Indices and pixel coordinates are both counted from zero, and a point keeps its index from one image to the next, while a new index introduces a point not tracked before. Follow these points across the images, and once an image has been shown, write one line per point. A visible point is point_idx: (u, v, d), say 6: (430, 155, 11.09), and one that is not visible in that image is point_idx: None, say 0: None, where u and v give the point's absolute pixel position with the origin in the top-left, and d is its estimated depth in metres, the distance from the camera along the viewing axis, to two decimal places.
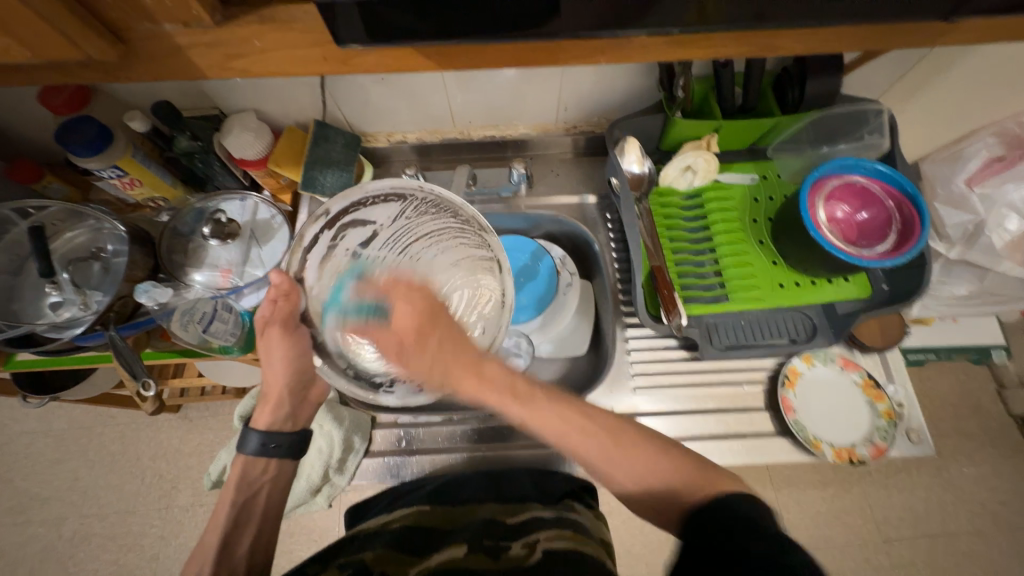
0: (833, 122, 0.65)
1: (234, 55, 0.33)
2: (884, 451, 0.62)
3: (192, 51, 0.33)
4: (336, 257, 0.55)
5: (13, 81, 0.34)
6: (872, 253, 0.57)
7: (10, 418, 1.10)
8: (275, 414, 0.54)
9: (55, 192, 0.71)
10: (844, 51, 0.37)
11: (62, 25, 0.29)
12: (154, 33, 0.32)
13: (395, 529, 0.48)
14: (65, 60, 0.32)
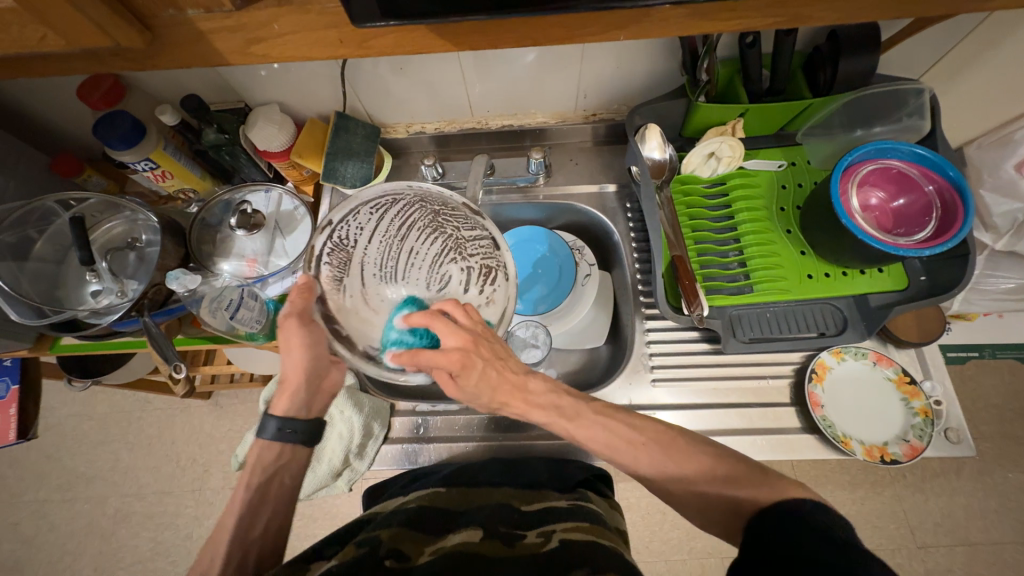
0: (868, 104, 0.62)
1: (254, 40, 0.34)
2: (921, 450, 0.58)
3: (214, 36, 0.34)
4: (331, 272, 0.46)
5: (51, 71, 0.35)
6: (910, 241, 0.54)
7: (58, 400, 1.17)
8: (292, 402, 0.50)
9: (94, 185, 0.74)
10: (882, 20, 0.35)
11: (94, 13, 0.30)
12: (178, 19, 0.33)
13: (410, 507, 0.49)
14: (98, 48, 0.33)
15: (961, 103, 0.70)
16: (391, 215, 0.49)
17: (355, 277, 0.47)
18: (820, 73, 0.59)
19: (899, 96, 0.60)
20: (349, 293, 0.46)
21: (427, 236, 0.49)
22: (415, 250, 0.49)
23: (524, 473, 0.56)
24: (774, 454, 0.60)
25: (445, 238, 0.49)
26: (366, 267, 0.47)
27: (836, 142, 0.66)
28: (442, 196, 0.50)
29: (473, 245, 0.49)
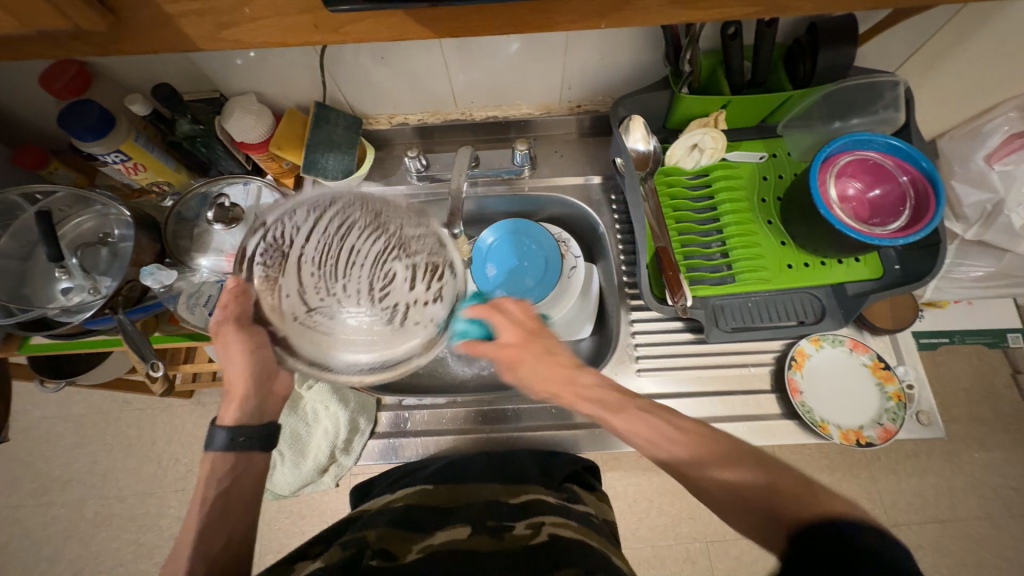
0: (846, 96, 0.63)
1: (225, 24, 0.33)
2: (894, 433, 0.60)
3: (182, 20, 0.32)
4: (268, 277, 0.43)
5: (8, 56, 0.34)
6: (885, 231, 0.56)
7: (30, 402, 1.13)
8: (242, 409, 0.50)
9: (61, 178, 0.71)
10: (857, 11, 0.35)
11: None
12: (142, 3, 0.31)
13: (399, 507, 0.49)
14: (58, 32, 0.31)
15: (934, 96, 0.72)
16: (330, 215, 0.44)
17: (290, 278, 0.43)
18: (801, 65, 0.60)
19: (875, 88, 0.61)
20: (287, 296, 0.43)
21: (367, 235, 0.44)
22: (355, 248, 0.44)
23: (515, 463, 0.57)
24: (755, 440, 0.61)
25: (385, 235, 0.44)
26: (304, 267, 0.43)
27: (815, 134, 0.67)
28: (382, 199, 0.46)
29: (419, 242, 0.45)
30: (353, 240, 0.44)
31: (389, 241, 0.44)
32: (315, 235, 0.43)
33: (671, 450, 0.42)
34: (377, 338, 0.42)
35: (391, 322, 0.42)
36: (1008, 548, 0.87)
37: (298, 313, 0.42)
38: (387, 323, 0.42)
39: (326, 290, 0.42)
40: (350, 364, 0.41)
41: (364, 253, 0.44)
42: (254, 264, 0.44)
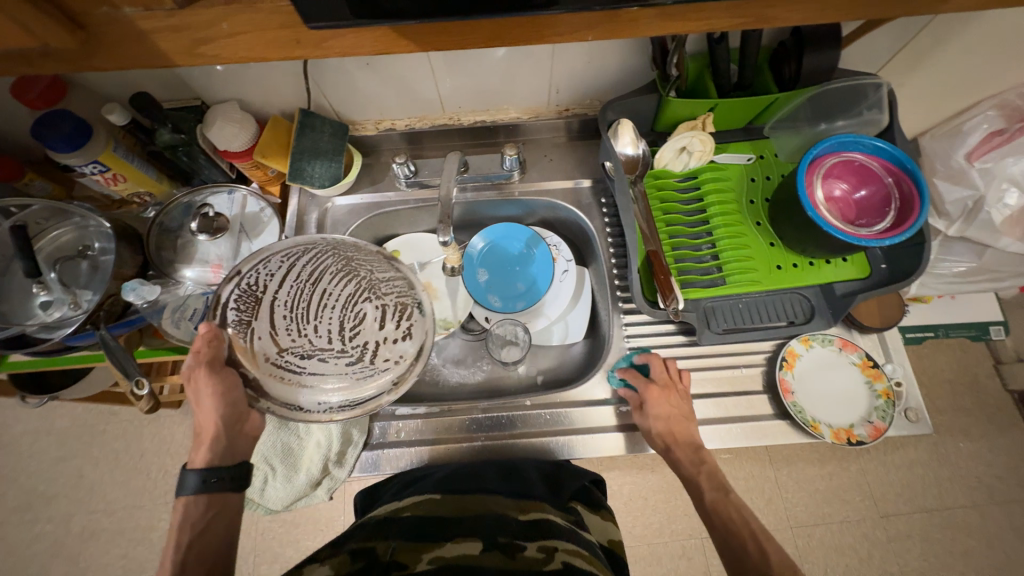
0: (831, 98, 0.63)
1: (202, 40, 0.32)
2: (884, 430, 0.61)
3: (157, 35, 0.32)
4: (241, 322, 0.44)
5: None
6: (870, 232, 0.56)
7: (12, 417, 1.10)
8: (213, 450, 0.47)
9: (38, 189, 0.69)
10: (842, 20, 0.35)
11: (17, 14, 0.27)
12: (114, 18, 0.30)
13: (407, 517, 0.48)
14: (25, 49, 0.30)
15: (916, 96, 0.73)
16: (302, 262, 0.47)
17: (264, 322, 0.45)
18: (786, 68, 0.60)
19: (859, 89, 0.62)
20: (259, 340, 0.45)
21: (337, 281, 0.48)
22: (325, 292, 0.47)
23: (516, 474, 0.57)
24: (749, 440, 0.61)
25: (354, 280, 0.48)
26: (276, 311, 0.45)
27: (801, 135, 0.68)
28: (355, 242, 0.49)
29: (388, 285, 0.49)
30: (323, 285, 0.47)
31: (357, 285, 0.48)
32: (288, 280, 0.46)
33: (744, 544, 0.47)
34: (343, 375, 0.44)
35: (358, 359, 0.45)
36: (994, 535, 0.89)
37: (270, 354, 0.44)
38: (354, 360, 0.45)
39: (297, 330, 0.45)
40: (321, 405, 0.43)
41: (333, 296, 0.47)
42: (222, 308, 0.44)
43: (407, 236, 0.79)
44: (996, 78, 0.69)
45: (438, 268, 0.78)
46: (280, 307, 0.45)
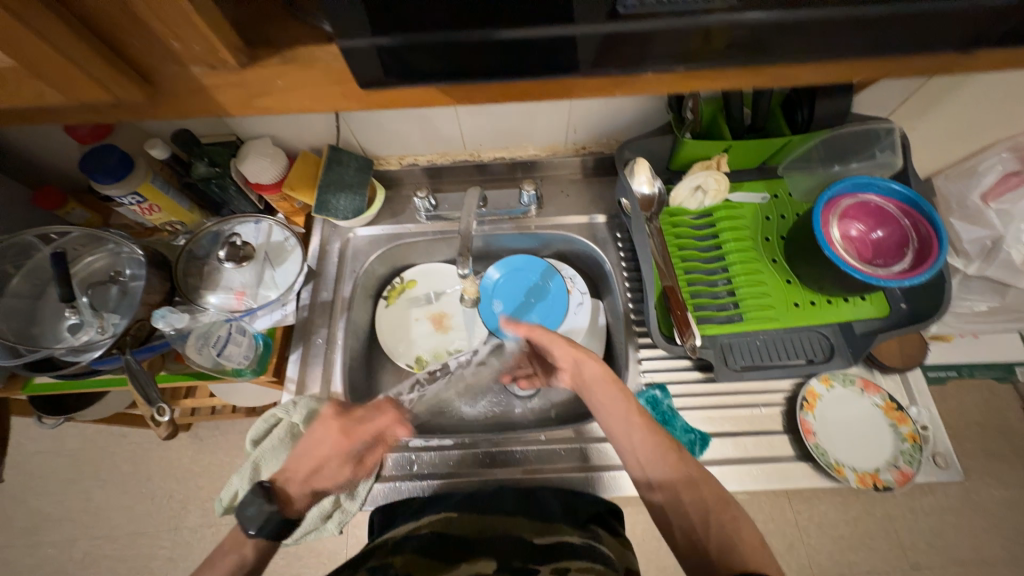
0: (843, 141, 0.65)
1: (257, 94, 0.34)
2: (911, 476, 0.58)
3: (217, 90, 0.34)
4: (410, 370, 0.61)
5: (45, 122, 0.35)
6: (888, 272, 0.56)
7: (26, 436, 1.11)
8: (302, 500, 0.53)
9: (77, 218, 0.73)
10: (859, 80, 0.37)
11: (95, 73, 0.30)
12: (180, 76, 0.33)
13: (423, 534, 0.50)
14: (95, 102, 0.33)
15: (928, 140, 0.74)
16: None
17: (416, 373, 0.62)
18: (799, 112, 0.62)
19: (872, 133, 0.64)
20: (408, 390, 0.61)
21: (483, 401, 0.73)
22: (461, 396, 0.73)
23: (528, 500, 0.56)
24: (771, 484, 0.59)
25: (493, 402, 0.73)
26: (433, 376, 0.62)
27: (816, 175, 0.69)
28: None
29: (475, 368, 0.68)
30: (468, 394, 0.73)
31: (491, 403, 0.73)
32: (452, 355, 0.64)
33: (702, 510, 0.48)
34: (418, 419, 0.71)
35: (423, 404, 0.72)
36: None
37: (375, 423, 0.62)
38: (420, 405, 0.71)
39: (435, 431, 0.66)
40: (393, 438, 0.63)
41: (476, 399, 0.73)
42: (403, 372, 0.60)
43: (424, 266, 0.81)
44: (1008, 123, 0.70)
45: (453, 298, 0.80)
46: None
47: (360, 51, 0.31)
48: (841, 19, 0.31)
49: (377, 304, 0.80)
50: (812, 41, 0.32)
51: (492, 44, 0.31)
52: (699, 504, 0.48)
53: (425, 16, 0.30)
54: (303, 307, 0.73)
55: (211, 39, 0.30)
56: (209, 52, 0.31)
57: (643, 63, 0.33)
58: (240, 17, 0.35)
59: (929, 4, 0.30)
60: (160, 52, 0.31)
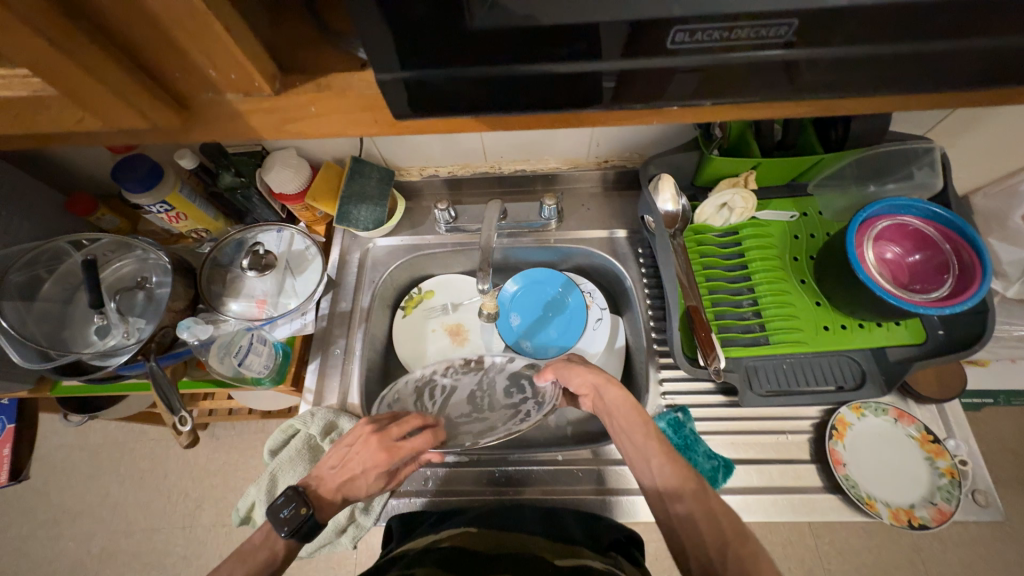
0: (879, 160, 0.63)
1: (289, 120, 0.35)
2: (951, 514, 0.55)
3: (251, 115, 0.34)
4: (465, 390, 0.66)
5: (82, 142, 0.36)
6: (926, 298, 0.54)
7: (50, 430, 1.14)
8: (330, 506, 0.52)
9: (107, 223, 0.75)
10: (907, 110, 0.35)
11: (135, 100, 0.30)
12: (215, 102, 0.34)
13: (443, 547, 0.50)
14: (133, 127, 0.33)
15: (968, 158, 0.71)
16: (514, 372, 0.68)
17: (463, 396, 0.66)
18: (832, 130, 0.60)
19: (910, 153, 0.61)
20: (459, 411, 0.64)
21: (509, 421, 0.61)
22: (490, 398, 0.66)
23: (546, 521, 0.55)
24: (797, 515, 0.57)
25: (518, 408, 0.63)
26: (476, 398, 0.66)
27: (849, 195, 0.67)
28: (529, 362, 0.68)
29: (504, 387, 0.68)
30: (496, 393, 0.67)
31: (521, 415, 0.61)
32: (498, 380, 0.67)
33: (718, 539, 0.44)
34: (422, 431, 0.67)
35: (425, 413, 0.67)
36: None
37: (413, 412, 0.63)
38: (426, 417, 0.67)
39: (468, 432, 0.61)
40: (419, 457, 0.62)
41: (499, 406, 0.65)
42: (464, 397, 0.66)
43: (442, 277, 0.81)
44: None
45: (470, 309, 0.79)
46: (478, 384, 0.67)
47: (392, 85, 0.30)
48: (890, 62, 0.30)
49: (395, 314, 0.80)
50: (869, 78, 0.30)
51: (529, 79, 0.30)
52: (716, 533, 0.45)
53: (455, 53, 0.29)
54: (322, 316, 0.73)
55: (247, 67, 0.31)
56: (244, 80, 0.32)
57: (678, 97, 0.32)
58: (275, 43, 0.36)
59: (998, 40, 0.28)
60: (198, 79, 0.32)
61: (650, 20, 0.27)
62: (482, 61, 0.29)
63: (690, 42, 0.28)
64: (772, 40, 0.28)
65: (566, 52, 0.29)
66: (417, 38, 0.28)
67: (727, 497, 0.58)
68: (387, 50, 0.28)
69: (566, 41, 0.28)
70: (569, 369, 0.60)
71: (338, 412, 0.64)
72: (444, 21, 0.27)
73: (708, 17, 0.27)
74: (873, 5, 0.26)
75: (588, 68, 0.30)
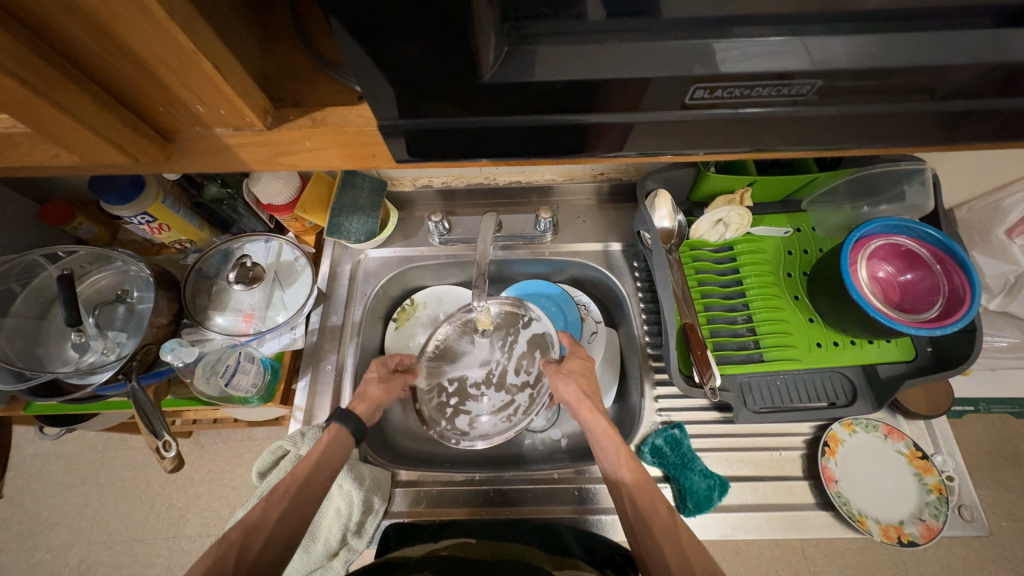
0: (870, 180, 0.63)
1: (280, 153, 0.35)
2: (938, 531, 0.56)
3: (241, 148, 0.35)
4: (480, 358, 0.69)
5: (62, 169, 0.35)
6: (917, 320, 0.54)
7: (25, 438, 1.10)
8: (367, 409, 0.60)
9: (85, 232, 0.71)
10: (908, 146, 0.35)
11: (115, 137, 0.30)
12: (203, 135, 0.34)
13: (443, 556, 0.48)
14: (112, 160, 0.33)
15: (955, 176, 0.73)
16: (512, 346, 0.69)
17: (479, 363, 0.69)
18: None
19: (901, 173, 0.62)
20: (474, 379, 0.68)
21: (500, 411, 0.66)
22: (503, 370, 0.68)
23: (545, 534, 0.54)
24: (790, 532, 0.58)
25: (514, 397, 0.67)
26: (487, 366, 0.69)
27: (842, 212, 0.67)
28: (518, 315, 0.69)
29: (511, 358, 0.69)
30: (510, 365, 0.69)
31: (510, 412, 0.65)
32: (502, 350, 0.69)
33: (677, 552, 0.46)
34: (437, 399, 0.67)
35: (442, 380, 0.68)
36: None
37: (439, 368, 0.68)
38: (440, 381, 0.68)
39: (469, 407, 0.67)
40: (439, 420, 0.65)
41: (504, 385, 0.68)
42: (481, 365, 0.69)
43: (435, 289, 0.79)
44: None
45: None
46: (491, 352, 0.69)
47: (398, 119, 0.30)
48: (865, 111, 0.32)
49: (387, 326, 0.78)
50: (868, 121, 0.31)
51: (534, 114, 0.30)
52: (676, 546, 0.47)
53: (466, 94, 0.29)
54: (312, 331, 0.71)
55: (239, 106, 0.31)
56: (236, 117, 0.32)
57: (671, 137, 0.34)
58: (266, 71, 0.35)
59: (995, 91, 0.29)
60: (188, 115, 0.32)
61: (647, 76, 0.29)
62: (484, 106, 0.30)
63: (708, 97, 0.30)
64: (794, 96, 0.30)
65: (563, 100, 0.30)
66: (421, 83, 0.29)
67: (721, 510, 0.59)
68: (390, 94, 0.29)
69: (567, 91, 0.29)
70: (556, 383, 0.61)
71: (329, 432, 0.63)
72: (448, 71, 0.28)
73: (698, 77, 0.29)
74: (850, 68, 0.28)
75: (585, 112, 0.31)
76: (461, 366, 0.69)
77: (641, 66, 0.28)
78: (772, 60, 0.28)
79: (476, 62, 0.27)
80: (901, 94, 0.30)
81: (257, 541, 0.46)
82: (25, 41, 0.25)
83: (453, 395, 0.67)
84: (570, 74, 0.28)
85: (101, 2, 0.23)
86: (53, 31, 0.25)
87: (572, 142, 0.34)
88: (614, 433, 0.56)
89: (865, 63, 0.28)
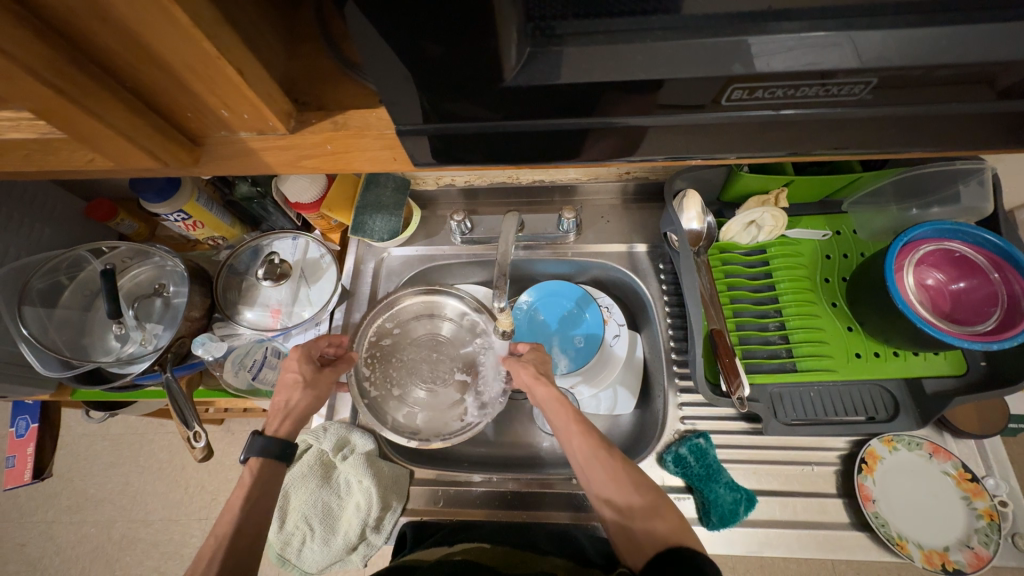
0: (920, 179, 0.58)
1: (304, 156, 0.35)
2: (987, 559, 0.52)
3: (265, 152, 0.35)
4: (441, 356, 0.67)
5: (93, 169, 0.36)
6: (968, 332, 0.50)
7: (73, 420, 1.17)
8: (290, 425, 0.55)
9: (126, 228, 0.75)
10: (967, 143, 0.32)
11: (143, 142, 0.31)
12: (228, 139, 0.35)
13: (457, 560, 0.47)
14: (142, 163, 0.34)
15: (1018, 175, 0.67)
16: (472, 343, 0.67)
17: (440, 360, 0.66)
18: None
19: (956, 173, 0.57)
20: (425, 377, 0.65)
21: (448, 410, 0.63)
22: (455, 368, 0.66)
23: (561, 541, 0.53)
24: (820, 552, 0.55)
25: (462, 398, 0.63)
26: (442, 364, 0.66)
27: (888, 214, 0.62)
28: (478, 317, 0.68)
29: (468, 358, 0.66)
30: (463, 362, 0.66)
31: (460, 411, 0.62)
32: (462, 347, 0.67)
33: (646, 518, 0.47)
34: (384, 394, 0.63)
35: (392, 373, 0.65)
36: None
37: (385, 362, 0.65)
38: (391, 374, 0.65)
39: (415, 402, 0.63)
40: (386, 414, 0.62)
41: (451, 382, 0.65)
42: (441, 361, 0.66)
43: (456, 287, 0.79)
44: None
45: None
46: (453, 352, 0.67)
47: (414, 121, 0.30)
48: (917, 109, 0.29)
49: None
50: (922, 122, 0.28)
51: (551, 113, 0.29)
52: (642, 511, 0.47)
53: (487, 94, 0.28)
54: (336, 328, 0.73)
55: (261, 109, 0.31)
56: (258, 121, 0.32)
57: (704, 137, 0.33)
58: (291, 75, 0.35)
59: None
60: (213, 120, 0.33)
61: (684, 74, 0.27)
62: (504, 105, 0.30)
63: (748, 98, 0.29)
64: (846, 97, 0.29)
65: (590, 101, 0.29)
66: (443, 83, 0.28)
67: (744, 524, 0.57)
68: (411, 94, 0.29)
69: (593, 91, 0.28)
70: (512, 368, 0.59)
71: (350, 427, 0.65)
72: (473, 70, 0.27)
73: (735, 77, 0.27)
74: (905, 65, 0.26)
75: (611, 110, 0.30)
76: (416, 361, 0.66)
77: (675, 67, 0.27)
78: (818, 59, 0.26)
79: (497, 61, 0.27)
80: (959, 88, 0.28)
81: (247, 535, 0.46)
82: (60, 50, 0.26)
83: (405, 391, 0.64)
84: (600, 76, 0.28)
85: (130, 12, 0.23)
86: (85, 39, 0.26)
87: (595, 139, 0.33)
88: (569, 407, 0.55)
89: (919, 60, 0.26)
